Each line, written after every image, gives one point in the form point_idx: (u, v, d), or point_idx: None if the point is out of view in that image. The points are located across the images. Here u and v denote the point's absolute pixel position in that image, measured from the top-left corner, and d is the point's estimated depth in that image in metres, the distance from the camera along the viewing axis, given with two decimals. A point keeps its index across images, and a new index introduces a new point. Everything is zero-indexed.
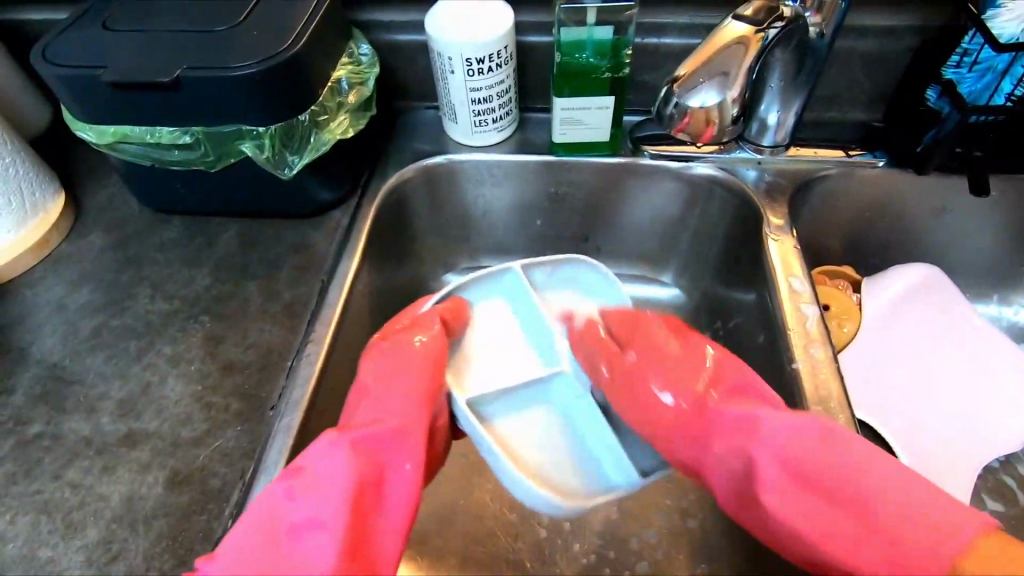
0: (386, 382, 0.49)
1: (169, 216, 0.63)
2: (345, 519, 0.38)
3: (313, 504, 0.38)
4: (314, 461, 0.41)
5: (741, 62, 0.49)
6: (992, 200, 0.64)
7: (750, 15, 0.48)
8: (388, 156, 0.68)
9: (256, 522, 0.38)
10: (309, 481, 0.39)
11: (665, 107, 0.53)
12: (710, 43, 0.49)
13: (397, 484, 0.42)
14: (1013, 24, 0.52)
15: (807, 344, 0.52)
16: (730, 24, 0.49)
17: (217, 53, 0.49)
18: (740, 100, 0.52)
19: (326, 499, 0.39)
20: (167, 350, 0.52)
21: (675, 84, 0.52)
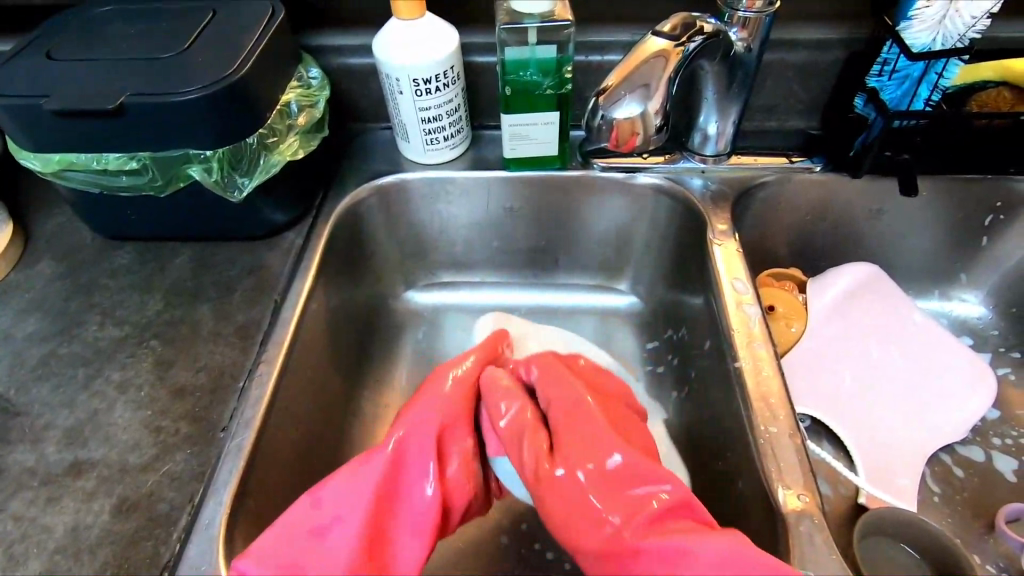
0: (419, 455, 0.49)
1: (121, 242, 0.63)
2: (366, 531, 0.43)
3: (341, 511, 0.44)
4: (341, 487, 0.45)
5: (662, 74, 0.51)
6: (923, 200, 0.67)
7: (668, 30, 0.50)
8: (343, 177, 0.69)
9: (284, 532, 0.43)
10: (332, 500, 0.45)
11: (593, 118, 0.54)
12: (633, 56, 0.51)
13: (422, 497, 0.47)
14: (924, 34, 0.54)
15: (749, 340, 0.54)
16: (651, 37, 0.51)
17: (161, 80, 0.50)
18: (663, 111, 0.54)
19: (360, 500, 0.45)
20: (116, 376, 0.52)
21: (601, 96, 0.53)
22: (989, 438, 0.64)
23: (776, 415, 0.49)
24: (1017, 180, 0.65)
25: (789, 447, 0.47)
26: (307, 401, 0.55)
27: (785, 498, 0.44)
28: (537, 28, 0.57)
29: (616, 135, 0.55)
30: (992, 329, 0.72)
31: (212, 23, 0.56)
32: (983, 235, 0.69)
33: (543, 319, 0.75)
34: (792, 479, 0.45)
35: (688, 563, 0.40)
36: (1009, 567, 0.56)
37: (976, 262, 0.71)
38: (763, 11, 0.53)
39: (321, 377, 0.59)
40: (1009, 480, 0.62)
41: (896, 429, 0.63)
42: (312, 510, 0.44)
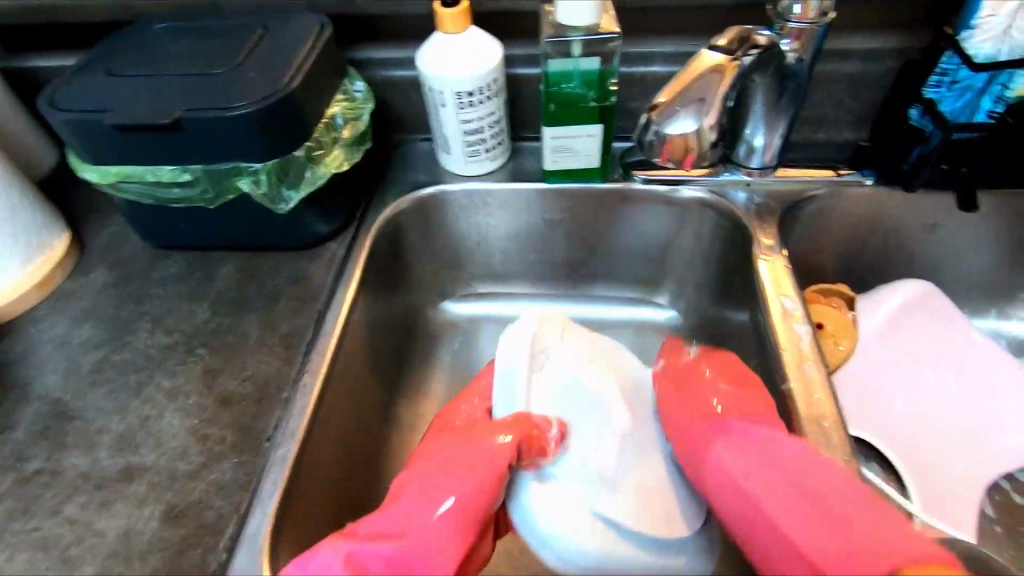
0: (430, 537, 0.42)
1: (171, 251, 0.65)
2: None
3: None
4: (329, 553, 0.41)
5: (718, 90, 0.50)
6: (981, 216, 0.64)
7: (723, 44, 0.49)
8: (384, 188, 0.70)
9: None
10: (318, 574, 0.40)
11: (645, 134, 0.54)
12: (688, 70, 0.50)
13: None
14: (989, 44, 0.52)
15: (800, 362, 0.52)
16: (705, 52, 0.49)
17: (214, 95, 0.51)
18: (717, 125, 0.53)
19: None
20: (166, 383, 0.53)
21: (654, 111, 0.52)
22: None
23: (828, 440, 0.47)
24: None
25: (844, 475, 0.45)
26: (348, 412, 0.56)
27: None
28: (581, 41, 0.57)
29: (670, 150, 0.55)
30: None
31: (262, 39, 0.57)
32: None
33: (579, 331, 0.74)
34: None
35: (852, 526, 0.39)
36: None
37: None
38: (816, 21, 0.51)
39: (361, 388, 0.59)
40: None
41: (950, 453, 0.61)
42: None
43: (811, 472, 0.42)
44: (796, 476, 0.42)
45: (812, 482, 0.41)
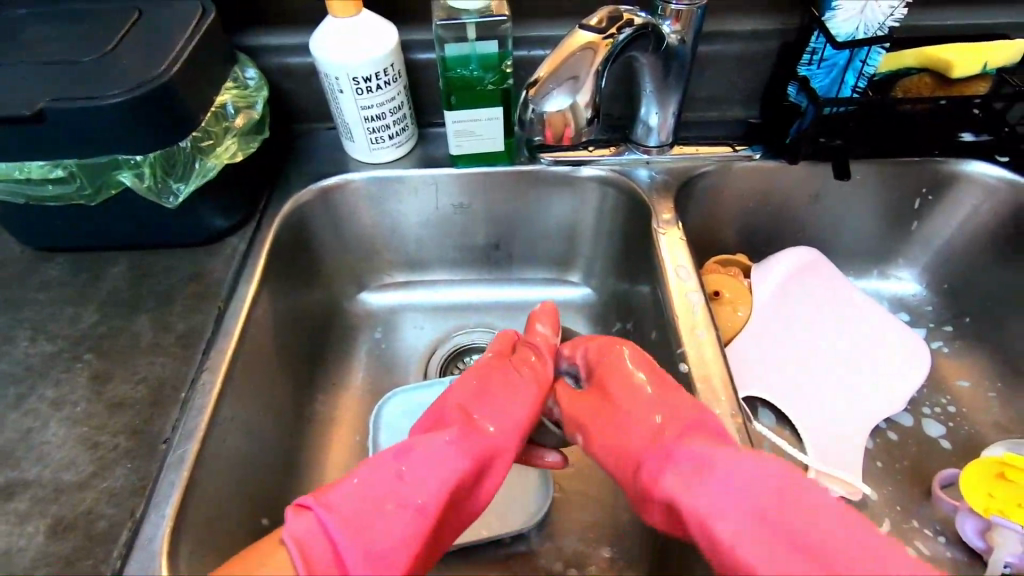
0: (431, 462, 0.44)
1: (52, 254, 0.61)
2: (419, 500, 0.41)
3: (421, 481, 0.42)
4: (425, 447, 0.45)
5: (591, 67, 0.49)
6: (857, 184, 0.70)
7: (595, 23, 0.49)
8: (287, 179, 0.68)
9: (371, 487, 0.41)
10: (419, 459, 0.44)
11: (523, 113, 0.52)
12: (562, 48, 0.49)
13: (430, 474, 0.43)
14: (848, 24, 0.57)
15: (693, 328, 0.55)
16: (578, 31, 0.49)
17: (82, 84, 0.49)
18: (593, 104, 0.52)
19: (429, 477, 0.43)
20: (50, 393, 0.50)
21: (530, 89, 0.50)
22: (921, 407, 0.67)
23: (719, 397, 0.50)
24: (942, 163, 0.68)
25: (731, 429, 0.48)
26: (256, 408, 0.55)
27: None
28: (475, 24, 0.57)
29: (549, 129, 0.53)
30: (926, 305, 0.75)
31: (137, 24, 0.54)
32: (913, 219, 0.73)
33: (498, 314, 0.76)
34: None
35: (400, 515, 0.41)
36: (945, 531, 0.58)
37: (909, 242, 0.74)
38: (694, 3, 0.54)
39: (269, 384, 0.58)
40: (940, 446, 0.65)
41: (837, 393, 0.66)
42: (399, 478, 0.42)
43: (404, 481, 0.42)
44: (420, 468, 0.43)
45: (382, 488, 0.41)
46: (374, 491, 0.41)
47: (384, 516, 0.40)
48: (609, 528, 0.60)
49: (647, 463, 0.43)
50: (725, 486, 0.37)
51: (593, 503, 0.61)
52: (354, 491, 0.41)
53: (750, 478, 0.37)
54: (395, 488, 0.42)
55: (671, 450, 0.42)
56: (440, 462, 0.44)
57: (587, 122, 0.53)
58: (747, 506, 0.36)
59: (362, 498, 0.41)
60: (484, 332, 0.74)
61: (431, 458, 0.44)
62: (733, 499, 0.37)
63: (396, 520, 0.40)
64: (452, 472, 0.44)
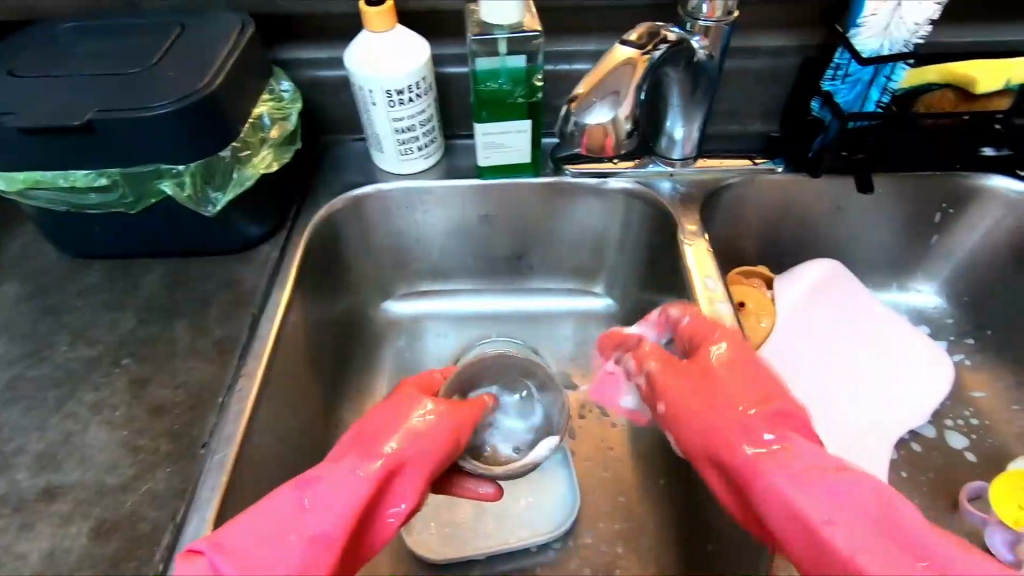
0: (328, 490, 0.41)
1: (88, 261, 0.62)
2: (318, 539, 0.39)
3: (321, 516, 0.40)
4: (329, 478, 0.42)
5: (632, 82, 0.51)
6: (878, 197, 0.71)
7: (635, 39, 0.50)
8: (317, 189, 0.69)
9: (267, 520, 0.39)
10: (321, 493, 0.41)
11: (565, 127, 0.54)
12: (603, 64, 0.50)
13: (320, 512, 0.40)
14: (873, 40, 0.58)
15: None
16: (618, 47, 0.50)
17: (130, 95, 0.50)
18: (632, 116, 0.54)
19: (332, 509, 0.40)
20: (89, 398, 0.51)
21: (572, 103, 0.52)
22: (945, 419, 0.67)
23: None
24: (964, 176, 0.69)
25: None
26: (288, 413, 0.55)
27: None
28: (506, 39, 0.58)
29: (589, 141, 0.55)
30: (948, 317, 0.75)
31: (180, 38, 0.56)
32: (934, 232, 0.73)
33: (520, 324, 0.77)
34: None
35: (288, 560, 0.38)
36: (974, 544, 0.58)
37: (929, 255, 0.75)
38: (722, 20, 0.55)
39: (300, 389, 0.58)
40: (966, 459, 0.65)
41: (858, 403, 0.66)
42: (298, 512, 0.40)
43: (292, 518, 0.40)
44: (316, 503, 0.40)
45: (279, 522, 0.39)
46: (278, 518, 0.39)
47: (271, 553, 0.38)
48: (636, 539, 0.60)
49: (741, 449, 0.43)
50: (825, 490, 0.39)
51: (619, 511, 0.61)
52: (260, 518, 0.39)
53: (850, 491, 0.38)
54: (299, 521, 0.39)
55: (764, 470, 0.41)
56: (339, 487, 0.41)
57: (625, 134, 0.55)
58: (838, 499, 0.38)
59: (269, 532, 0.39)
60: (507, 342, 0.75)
61: (334, 490, 0.41)
62: (835, 494, 0.38)
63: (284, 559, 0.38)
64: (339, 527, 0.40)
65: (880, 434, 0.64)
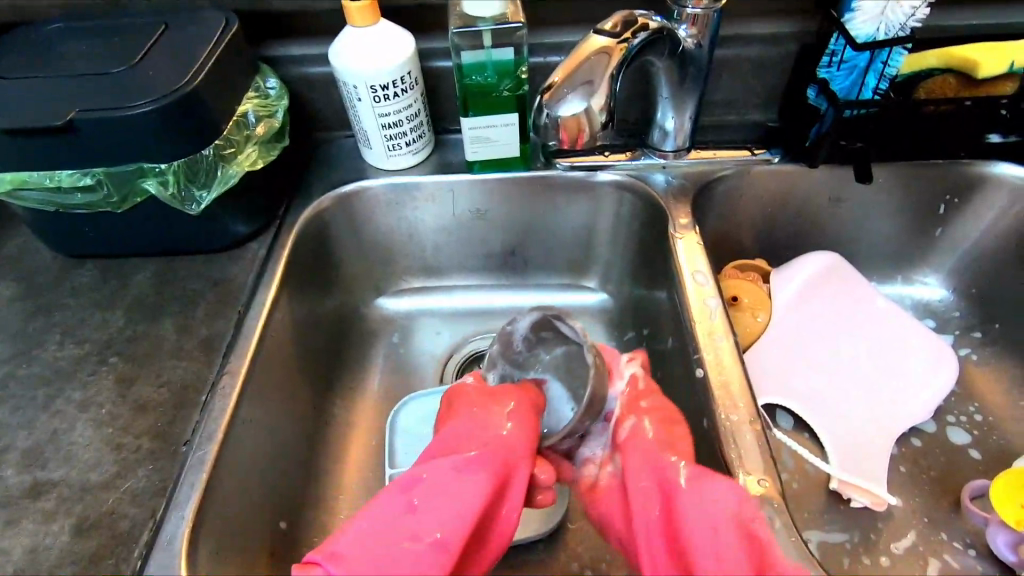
0: (388, 502, 0.41)
1: (80, 260, 0.62)
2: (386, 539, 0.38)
3: (384, 509, 0.40)
4: (390, 498, 0.41)
5: (606, 71, 0.50)
6: (880, 187, 0.69)
7: (610, 28, 0.49)
8: (307, 186, 0.69)
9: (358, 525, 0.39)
10: (420, 491, 0.41)
11: (538, 119, 0.52)
12: (577, 52, 0.49)
13: (381, 512, 0.40)
14: (868, 25, 0.56)
15: (710, 333, 0.54)
16: (593, 36, 0.49)
17: (112, 94, 0.50)
18: (609, 107, 0.52)
19: (392, 521, 0.39)
20: (77, 396, 0.51)
21: (546, 95, 0.51)
22: (948, 415, 0.65)
23: (737, 404, 0.49)
24: (968, 165, 0.66)
25: (749, 435, 0.47)
26: (274, 411, 0.55)
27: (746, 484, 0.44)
28: (491, 31, 0.58)
29: (562, 136, 0.53)
30: (954, 311, 0.73)
31: (164, 37, 0.56)
32: (938, 224, 0.71)
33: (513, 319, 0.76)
34: (752, 465, 0.45)
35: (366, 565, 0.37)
36: (976, 543, 0.57)
37: (933, 247, 0.73)
38: (710, 7, 0.54)
39: (288, 387, 0.58)
40: (969, 455, 0.63)
41: (858, 397, 0.64)
42: (375, 517, 0.40)
43: (366, 535, 0.39)
44: (387, 505, 0.41)
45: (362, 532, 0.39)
46: (366, 526, 0.39)
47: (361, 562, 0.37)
48: None
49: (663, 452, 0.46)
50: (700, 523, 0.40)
51: None
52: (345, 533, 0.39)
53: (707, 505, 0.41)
54: (366, 521, 0.39)
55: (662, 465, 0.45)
56: (437, 491, 0.41)
57: (603, 125, 0.53)
58: (710, 536, 0.40)
59: (354, 534, 0.39)
60: None
61: (388, 507, 0.40)
62: (718, 546, 0.39)
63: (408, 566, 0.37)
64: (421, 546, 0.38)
65: (879, 431, 0.62)
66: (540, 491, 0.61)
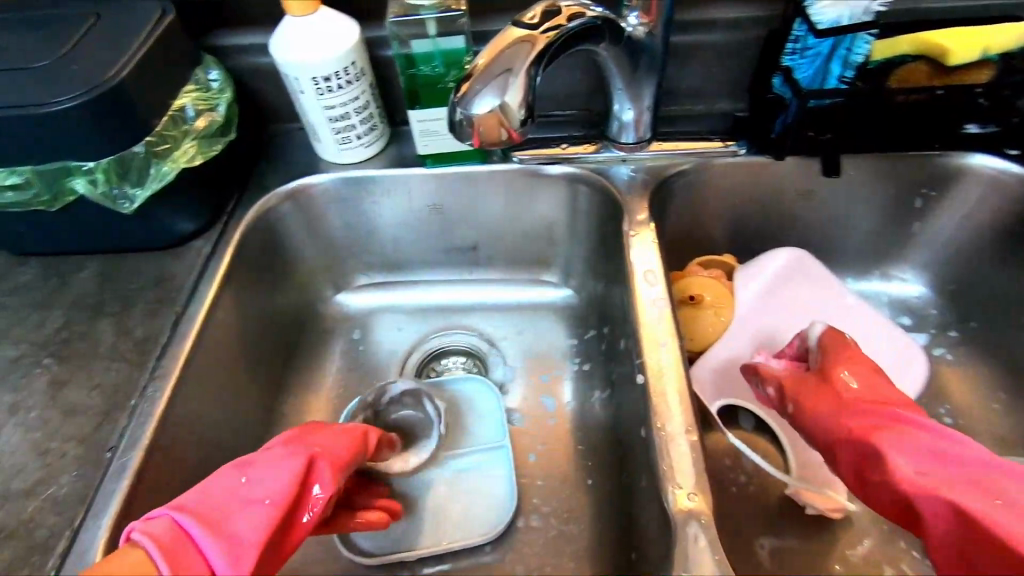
0: (217, 487, 0.40)
1: (24, 258, 0.62)
2: (207, 514, 0.38)
3: (209, 491, 0.40)
4: (217, 484, 0.41)
5: (527, 60, 0.47)
6: (852, 180, 0.65)
7: (529, 19, 0.47)
8: (258, 181, 0.67)
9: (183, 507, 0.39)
10: (244, 482, 0.41)
11: (454, 114, 0.48)
12: (496, 41, 0.47)
13: (203, 495, 0.40)
14: (830, 9, 0.54)
15: (654, 342, 0.52)
16: (511, 27, 0.47)
17: (32, 90, 0.48)
18: (527, 103, 0.48)
19: (218, 503, 0.39)
20: (8, 398, 0.51)
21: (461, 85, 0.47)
22: None
23: (672, 413, 0.47)
24: (943, 157, 0.63)
25: (684, 446, 0.45)
26: (212, 413, 0.54)
27: (674, 498, 0.43)
28: (435, 19, 0.55)
29: (481, 136, 0.48)
30: (931, 308, 0.70)
31: (94, 28, 0.54)
32: (915, 218, 0.68)
33: (475, 315, 0.74)
34: (683, 478, 0.44)
35: (186, 543, 0.36)
36: None
37: (911, 242, 0.70)
38: None
39: (231, 388, 0.57)
40: None
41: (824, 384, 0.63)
42: (199, 499, 0.39)
43: (193, 512, 0.38)
44: (216, 493, 0.40)
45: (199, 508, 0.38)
46: (191, 504, 0.39)
47: (190, 541, 0.36)
48: (575, 541, 0.58)
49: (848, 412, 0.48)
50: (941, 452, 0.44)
51: (558, 512, 0.59)
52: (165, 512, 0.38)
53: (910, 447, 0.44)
54: (192, 501, 0.39)
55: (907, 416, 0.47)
56: (259, 481, 0.42)
57: (522, 123, 0.48)
58: (964, 475, 0.42)
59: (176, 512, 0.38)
60: (460, 334, 0.73)
61: (216, 489, 0.40)
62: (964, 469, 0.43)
63: (211, 551, 0.36)
64: (233, 527, 0.38)
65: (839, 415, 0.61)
66: (488, 494, 0.60)
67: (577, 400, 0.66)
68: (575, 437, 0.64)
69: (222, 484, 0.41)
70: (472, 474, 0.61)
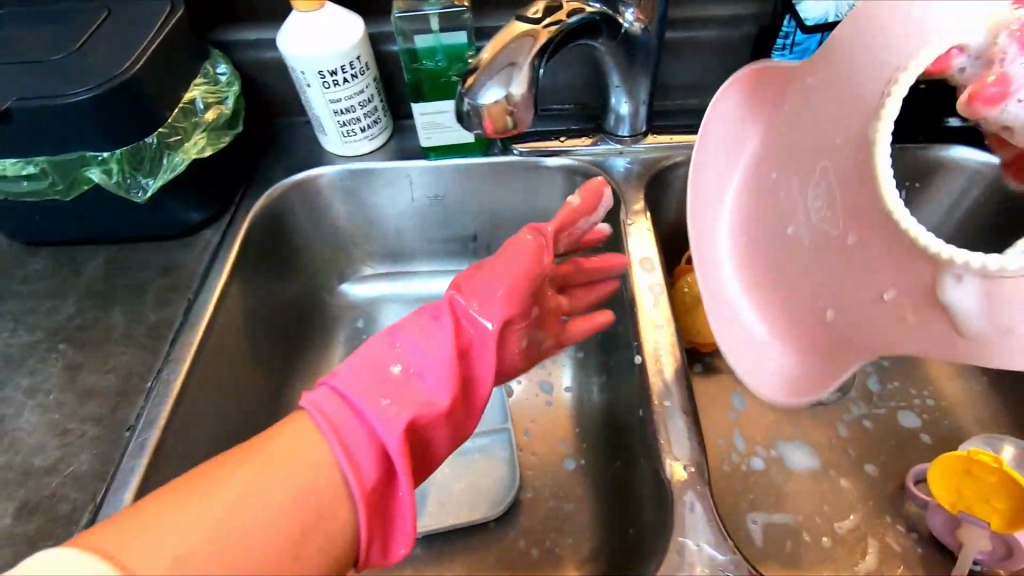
0: (382, 344, 0.43)
1: (34, 248, 0.63)
2: (375, 388, 0.40)
3: (378, 351, 0.43)
4: (383, 350, 0.43)
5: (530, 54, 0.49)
6: None
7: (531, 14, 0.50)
8: (263, 174, 0.69)
9: (359, 364, 0.42)
10: (413, 345, 0.43)
11: (461, 105, 0.51)
12: (499, 36, 0.49)
13: (368, 355, 0.42)
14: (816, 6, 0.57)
15: (651, 324, 0.55)
16: (516, 22, 0.49)
17: (49, 81, 0.50)
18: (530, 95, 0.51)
19: (380, 372, 0.41)
20: (25, 382, 0.52)
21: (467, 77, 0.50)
22: (902, 401, 0.65)
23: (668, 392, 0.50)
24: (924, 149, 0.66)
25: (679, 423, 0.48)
26: (224, 395, 0.56)
27: (671, 469, 0.46)
28: (437, 15, 0.58)
29: (488, 124, 0.51)
30: None
31: (105, 23, 0.55)
32: None
33: None
34: (678, 451, 0.47)
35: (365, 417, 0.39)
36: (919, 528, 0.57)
37: None
38: None
39: (240, 372, 0.59)
40: (919, 440, 0.63)
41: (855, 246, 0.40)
42: (368, 364, 0.42)
43: (366, 382, 0.41)
44: (391, 357, 0.43)
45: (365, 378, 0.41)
46: (358, 376, 0.41)
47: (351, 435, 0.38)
48: (575, 519, 0.60)
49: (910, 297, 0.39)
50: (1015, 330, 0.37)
51: (558, 492, 0.62)
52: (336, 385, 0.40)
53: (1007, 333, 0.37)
54: (358, 373, 0.41)
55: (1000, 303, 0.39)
56: (429, 349, 0.43)
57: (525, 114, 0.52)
58: None
59: (352, 376, 0.41)
60: None
61: (381, 352, 0.43)
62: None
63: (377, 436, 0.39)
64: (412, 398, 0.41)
65: (891, 293, 0.39)
66: (490, 475, 0.62)
67: (576, 386, 0.68)
68: (574, 422, 0.66)
69: (387, 342, 0.43)
70: (474, 457, 0.63)
